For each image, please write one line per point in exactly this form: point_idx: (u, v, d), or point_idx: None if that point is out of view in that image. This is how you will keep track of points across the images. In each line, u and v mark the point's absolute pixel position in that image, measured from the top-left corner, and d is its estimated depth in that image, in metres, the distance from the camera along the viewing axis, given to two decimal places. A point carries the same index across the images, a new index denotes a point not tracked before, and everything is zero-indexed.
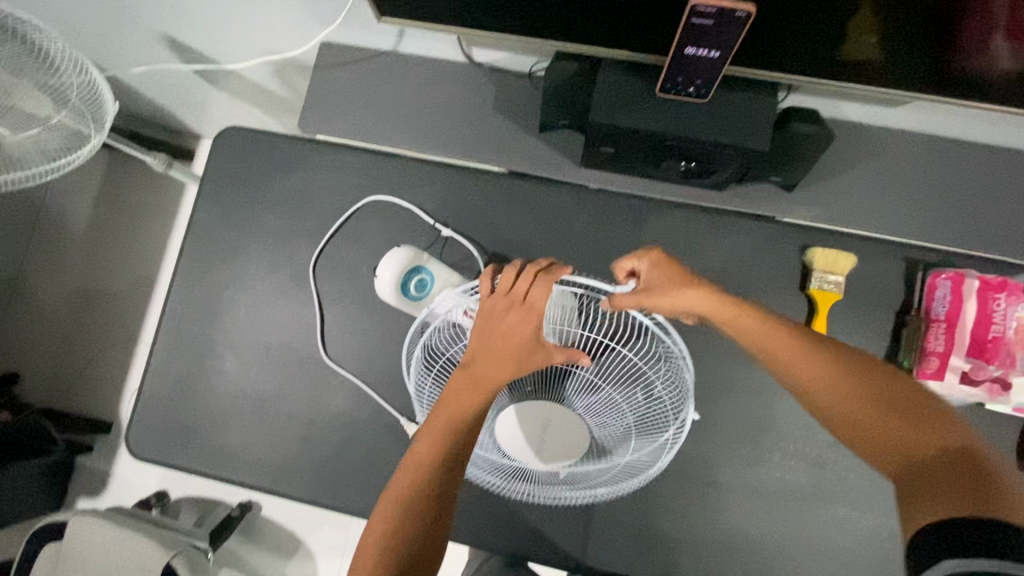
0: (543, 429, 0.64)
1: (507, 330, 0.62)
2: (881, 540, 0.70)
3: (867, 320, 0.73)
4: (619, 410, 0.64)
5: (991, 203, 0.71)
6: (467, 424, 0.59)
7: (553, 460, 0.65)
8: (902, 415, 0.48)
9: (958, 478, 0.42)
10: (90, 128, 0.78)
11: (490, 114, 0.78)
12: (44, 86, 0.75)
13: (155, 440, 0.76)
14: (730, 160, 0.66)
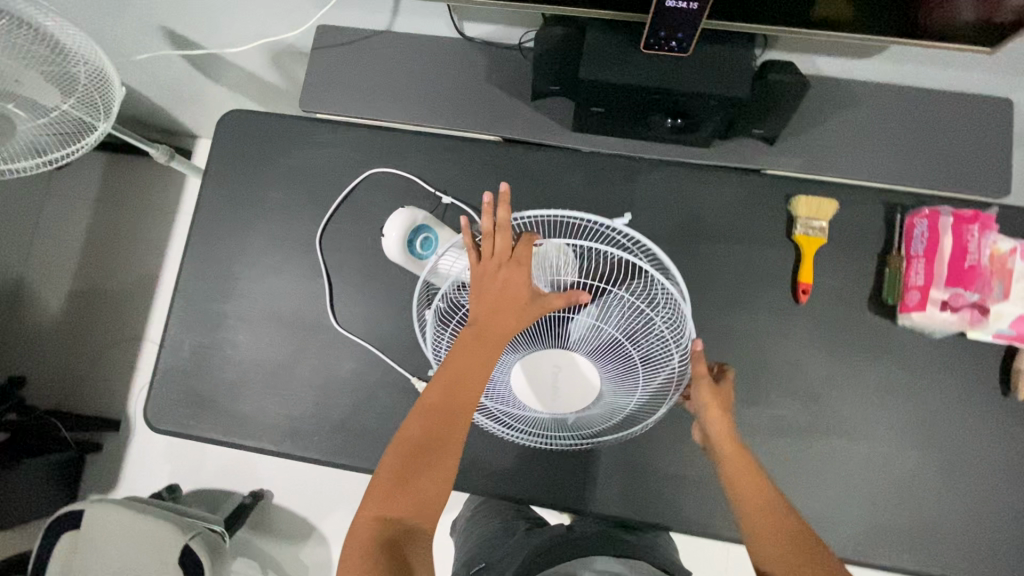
0: (555, 379, 0.66)
1: (501, 283, 0.65)
2: (876, 468, 0.73)
3: (851, 262, 0.76)
4: (621, 349, 0.65)
5: (962, 145, 0.76)
6: (473, 379, 0.63)
7: (561, 406, 0.67)
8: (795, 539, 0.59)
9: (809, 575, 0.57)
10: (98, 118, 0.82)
11: (483, 86, 0.82)
12: (51, 74, 0.76)
13: (172, 410, 0.79)
14: (714, 110, 0.69)
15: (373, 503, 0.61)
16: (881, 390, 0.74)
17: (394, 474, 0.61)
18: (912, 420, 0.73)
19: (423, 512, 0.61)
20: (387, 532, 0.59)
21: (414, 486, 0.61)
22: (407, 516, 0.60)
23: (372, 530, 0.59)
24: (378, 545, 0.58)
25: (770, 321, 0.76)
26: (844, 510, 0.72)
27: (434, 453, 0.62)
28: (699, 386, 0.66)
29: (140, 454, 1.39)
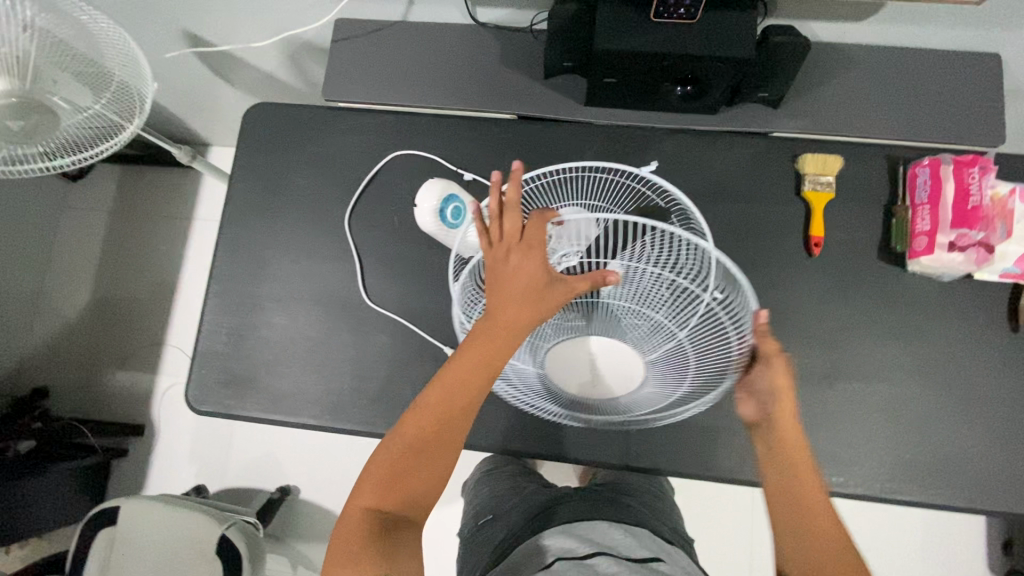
0: (590, 366, 0.69)
1: (514, 270, 0.63)
2: (896, 408, 0.76)
3: (859, 214, 0.80)
4: (643, 317, 0.66)
5: (955, 99, 0.80)
6: (481, 370, 0.64)
7: (602, 383, 0.69)
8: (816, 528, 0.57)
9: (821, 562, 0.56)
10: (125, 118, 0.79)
11: (498, 67, 0.86)
12: (84, 74, 0.76)
13: (211, 391, 0.81)
14: (722, 74, 0.73)
15: (365, 493, 0.62)
16: (895, 334, 0.77)
17: (399, 462, 0.63)
18: (927, 360, 0.77)
19: (418, 500, 0.63)
20: (380, 520, 0.61)
21: (411, 476, 0.63)
22: (403, 505, 0.63)
23: (367, 518, 0.60)
24: (376, 535, 0.59)
25: (784, 273, 0.80)
26: (868, 449, 0.75)
27: (431, 447, 0.64)
28: (771, 366, 0.60)
29: (165, 457, 1.40)
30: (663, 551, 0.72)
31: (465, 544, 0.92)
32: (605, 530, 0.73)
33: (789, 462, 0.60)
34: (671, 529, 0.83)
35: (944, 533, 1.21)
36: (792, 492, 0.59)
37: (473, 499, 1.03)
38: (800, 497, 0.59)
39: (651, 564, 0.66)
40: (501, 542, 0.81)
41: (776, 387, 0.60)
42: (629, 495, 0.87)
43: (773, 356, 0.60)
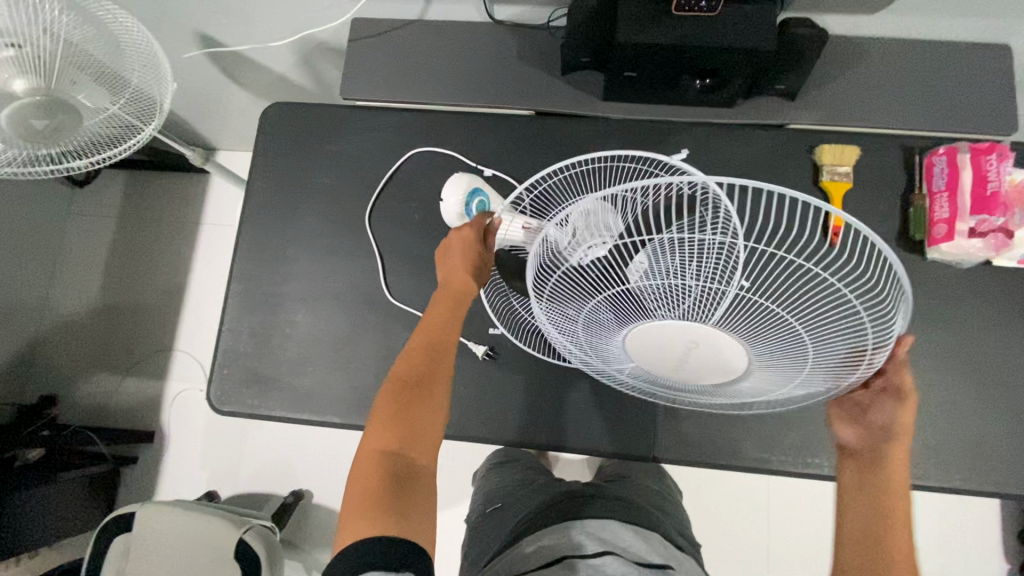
0: (686, 351, 0.58)
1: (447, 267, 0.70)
2: (920, 395, 0.76)
3: (877, 204, 0.81)
4: (668, 289, 0.52)
5: (971, 89, 0.80)
6: (442, 324, 0.67)
7: (700, 364, 0.59)
8: (877, 541, 0.56)
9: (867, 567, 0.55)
10: (140, 122, 0.79)
11: (516, 64, 0.86)
12: (103, 75, 0.75)
13: (235, 390, 0.81)
14: (741, 65, 0.73)
15: (375, 436, 0.60)
16: (917, 320, 0.78)
17: (393, 409, 0.61)
18: (949, 347, 0.77)
19: (426, 443, 0.61)
20: (389, 470, 0.58)
21: (416, 417, 0.61)
22: (411, 449, 0.60)
23: (377, 462, 0.58)
24: (385, 477, 0.57)
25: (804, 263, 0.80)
26: None
27: (431, 385, 0.63)
28: (900, 403, 0.61)
29: (176, 464, 1.39)
30: (672, 555, 0.71)
31: (472, 534, 0.92)
32: (620, 529, 0.71)
33: (873, 481, 0.60)
34: (679, 532, 0.82)
35: (964, 519, 1.20)
36: (864, 506, 0.59)
37: (483, 490, 1.02)
38: (872, 512, 0.59)
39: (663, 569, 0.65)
40: (512, 530, 0.80)
41: (896, 424, 0.61)
42: (641, 496, 0.86)
43: (904, 394, 0.61)
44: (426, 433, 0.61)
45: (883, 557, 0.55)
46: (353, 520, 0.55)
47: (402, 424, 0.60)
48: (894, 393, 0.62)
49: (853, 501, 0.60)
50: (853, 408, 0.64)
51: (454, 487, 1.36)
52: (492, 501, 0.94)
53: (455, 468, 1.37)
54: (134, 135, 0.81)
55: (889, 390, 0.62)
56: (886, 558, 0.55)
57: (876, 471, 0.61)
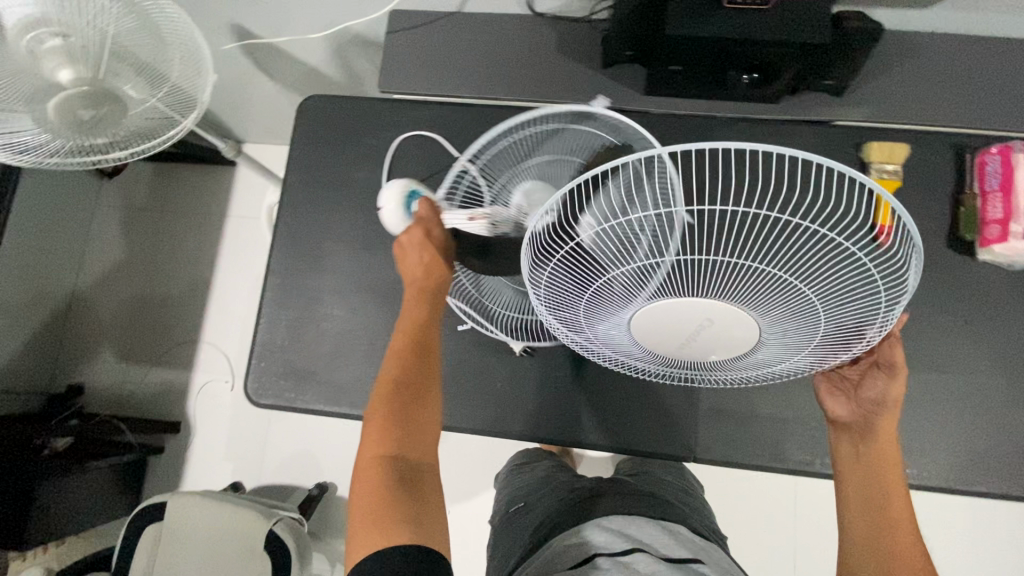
0: (697, 331, 0.55)
1: (408, 267, 0.69)
2: (968, 398, 0.75)
3: (924, 204, 0.79)
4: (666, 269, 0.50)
5: None
6: (418, 324, 0.66)
7: (710, 347, 0.57)
8: (888, 524, 0.61)
9: (879, 550, 0.60)
10: (179, 116, 0.81)
11: (556, 58, 0.85)
12: (141, 66, 0.74)
13: (272, 383, 0.81)
14: (792, 60, 0.72)
15: (372, 442, 0.58)
16: (966, 323, 0.76)
17: (387, 410, 0.60)
18: (998, 350, 0.76)
19: (424, 446, 0.60)
20: (393, 469, 0.56)
21: (411, 415, 0.60)
22: (409, 449, 0.58)
23: (377, 467, 0.56)
24: (389, 482, 0.55)
25: None
26: (940, 439, 0.74)
27: (423, 387, 0.63)
28: (892, 377, 0.64)
29: (201, 455, 1.40)
30: (703, 551, 0.69)
31: (499, 530, 0.91)
32: (650, 528, 0.69)
33: (874, 461, 0.64)
34: (711, 529, 0.79)
35: (999, 524, 1.17)
36: (866, 486, 0.64)
37: (509, 488, 1.01)
38: (878, 492, 0.63)
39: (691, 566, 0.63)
40: (540, 530, 0.78)
41: (888, 397, 0.64)
42: (672, 491, 0.83)
43: (896, 369, 0.63)
44: (422, 433, 0.60)
45: (893, 539, 0.60)
46: (361, 523, 0.53)
47: (397, 421, 0.59)
48: (883, 368, 0.64)
49: (857, 483, 0.64)
50: (845, 382, 0.68)
51: (476, 483, 1.36)
52: (519, 498, 0.93)
53: (477, 462, 1.37)
54: (170, 127, 0.82)
55: (879, 363, 0.64)
56: (894, 534, 0.60)
57: (874, 449, 0.64)
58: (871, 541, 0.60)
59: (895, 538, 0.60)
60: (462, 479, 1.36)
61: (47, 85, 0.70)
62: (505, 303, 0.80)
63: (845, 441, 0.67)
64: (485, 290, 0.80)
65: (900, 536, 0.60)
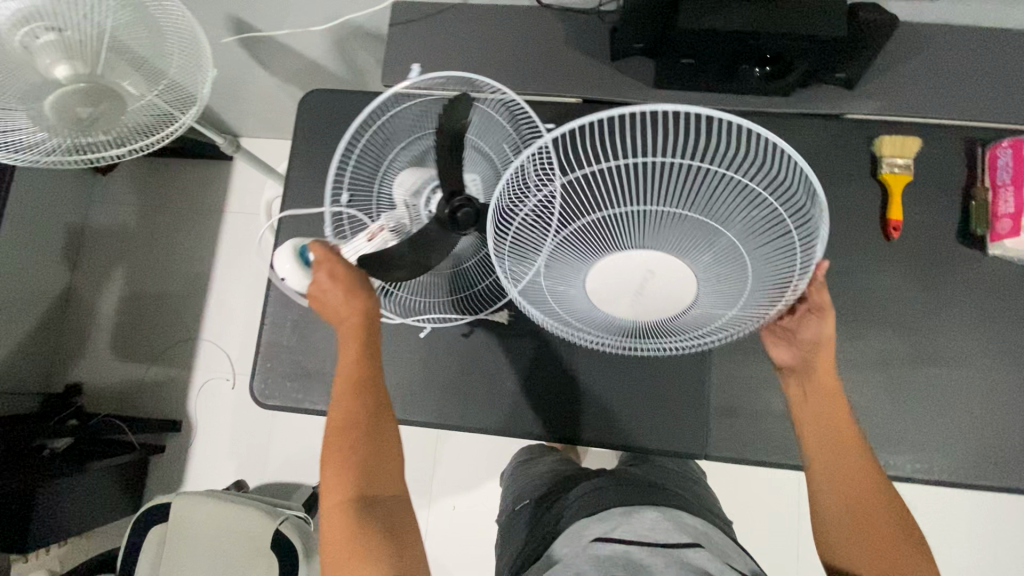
0: (644, 282, 0.60)
1: (333, 307, 0.64)
2: (978, 392, 0.75)
3: (935, 198, 0.79)
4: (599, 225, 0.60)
5: None
6: (356, 361, 0.64)
7: (662, 301, 0.61)
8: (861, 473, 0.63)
9: (860, 498, 0.62)
10: (177, 111, 0.78)
11: (564, 51, 0.84)
12: (139, 60, 0.72)
13: (278, 385, 0.80)
14: (807, 52, 0.71)
15: (334, 489, 0.59)
16: (978, 318, 0.76)
17: (344, 453, 0.60)
18: (1008, 344, 0.76)
19: (390, 482, 0.61)
20: (359, 510, 0.58)
21: (369, 452, 0.61)
22: (373, 487, 0.60)
23: (343, 515, 0.58)
24: (356, 527, 0.57)
25: (861, 259, 0.78)
26: (950, 434, 0.74)
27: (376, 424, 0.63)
28: (823, 319, 0.66)
29: (202, 454, 1.39)
30: (711, 540, 0.67)
31: (509, 527, 0.91)
32: (655, 514, 0.67)
33: (836, 413, 0.66)
34: (719, 518, 0.79)
35: (1000, 515, 1.18)
36: (830, 450, 0.65)
37: (515, 483, 1.01)
38: (842, 441, 0.65)
39: (686, 551, 0.61)
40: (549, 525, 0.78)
41: (822, 336, 0.66)
42: (681, 483, 0.83)
43: (825, 309, 0.65)
44: (385, 468, 0.61)
45: (868, 485, 0.63)
46: (341, 563, 0.56)
47: (357, 465, 0.60)
48: (811, 305, 0.66)
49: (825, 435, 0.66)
50: (783, 330, 0.69)
51: (480, 478, 1.35)
52: (526, 493, 0.92)
53: (483, 457, 1.36)
54: (168, 124, 0.80)
55: (806, 300, 0.66)
56: (864, 498, 0.62)
57: (829, 396, 0.66)
58: (854, 493, 0.63)
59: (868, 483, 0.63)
60: (466, 475, 1.36)
61: (45, 82, 0.68)
62: (447, 295, 0.78)
63: (793, 384, 0.69)
64: (425, 293, 0.78)
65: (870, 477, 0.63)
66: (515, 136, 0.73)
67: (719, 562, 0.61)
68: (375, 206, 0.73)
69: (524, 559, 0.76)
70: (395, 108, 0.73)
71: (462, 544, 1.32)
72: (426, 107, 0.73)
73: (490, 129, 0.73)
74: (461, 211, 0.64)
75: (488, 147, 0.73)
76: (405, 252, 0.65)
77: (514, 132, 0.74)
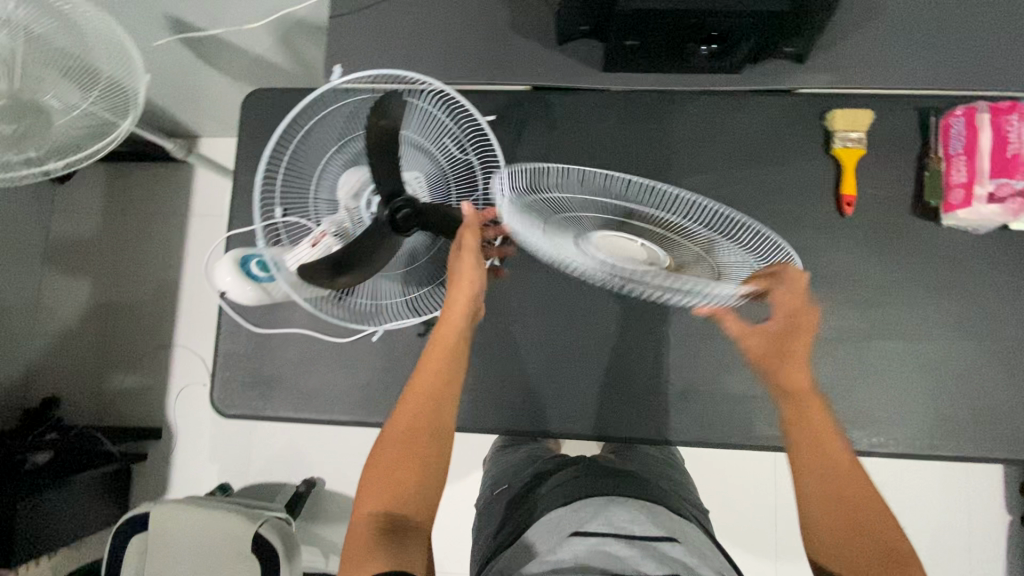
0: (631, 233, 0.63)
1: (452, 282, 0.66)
2: (932, 363, 0.76)
3: (890, 170, 0.78)
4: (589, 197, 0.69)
5: (1000, 37, 0.75)
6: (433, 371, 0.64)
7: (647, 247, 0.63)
8: (847, 493, 0.57)
9: (851, 515, 0.57)
10: (117, 117, 0.76)
11: (509, 37, 0.81)
12: (68, 69, 0.73)
13: (238, 393, 0.79)
14: (751, 28, 0.69)
15: (369, 495, 0.60)
16: (932, 289, 0.76)
17: (394, 455, 0.62)
18: (963, 314, 0.76)
19: (421, 505, 0.61)
20: (391, 520, 0.59)
21: (417, 469, 0.61)
22: (410, 506, 0.60)
23: (368, 529, 0.58)
24: (379, 541, 0.57)
25: (816, 236, 0.78)
26: (906, 405, 0.75)
27: (424, 444, 0.62)
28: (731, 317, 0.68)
29: (185, 459, 1.39)
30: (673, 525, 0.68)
31: (483, 517, 0.92)
32: (630, 506, 0.67)
33: (813, 425, 0.60)
34: (684, 498, 0.80)
35: (969, 480, 1.20)
36: (814, 445, 0.60)
37: (488, 473, 1.01)
38: (826, 457, 0.59)
39: (663, 545, 0.62)
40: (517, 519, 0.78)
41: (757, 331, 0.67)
42: (647, 467, 0.84)
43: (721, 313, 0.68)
44: (423, 494, 0.61)
45: (859, 503, 0.57)
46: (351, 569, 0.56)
47: (395, 474, 0.61)
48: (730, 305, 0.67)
49: (811, 453, 0.60)
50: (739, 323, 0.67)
51: (462, 469, 1.36)
52: (498, 484, 0.93)
53: (464, 447, 1.37)
54: (112, 133, 0.77)
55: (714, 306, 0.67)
56: (852, 516, 0.56)
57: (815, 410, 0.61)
58: (838, 513, 0.57)
59: (858, 503, 0.57)
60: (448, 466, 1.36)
61: None
62: (400, 295, 0.76)
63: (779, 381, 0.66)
64: (378, 296, 0.75)
65: (860, 494, 0.57)
66: (456, 130, 0.74)
67: (694, 557, 0.62)
68: (312, 211, 0.72)
69: (490, 552, 0.77)
70: (327, 108, 0.71)
71: (448, 533, 1.34)
72: (357, 106, 0.71)
73: (432, 126, 0.73)
74: (399, 214, 0.65)
75: (431, 145, 0.74)
76: (347, 256, 0.64)
77: (453, 125, 0.74)
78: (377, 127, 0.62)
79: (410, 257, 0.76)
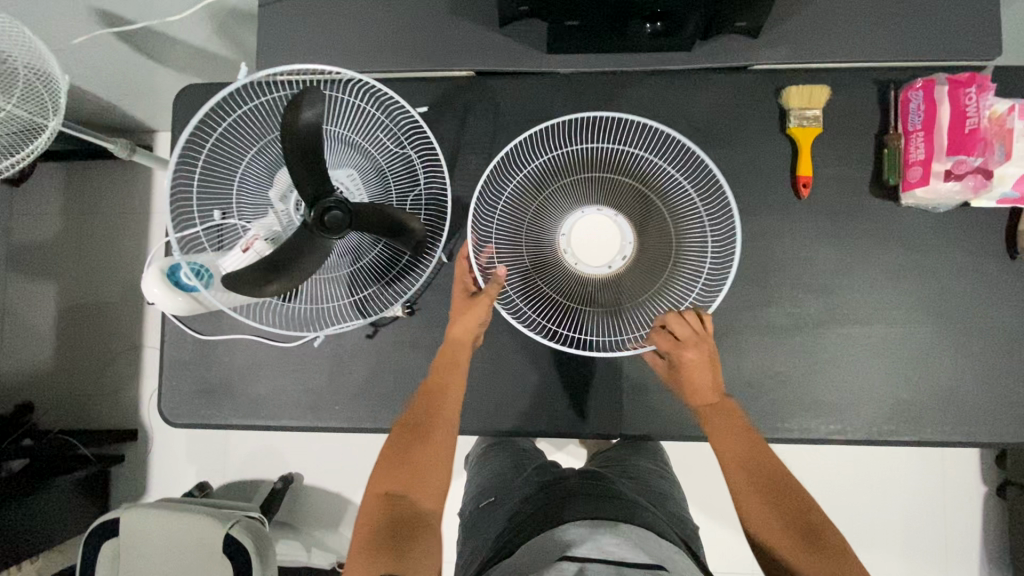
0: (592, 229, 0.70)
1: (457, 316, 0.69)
2: (890, 348, 0.74)
3: (848, 149, 0.75)
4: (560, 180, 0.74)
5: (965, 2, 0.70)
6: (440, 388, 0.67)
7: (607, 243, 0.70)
8: (772, 477, 0.60)
9: (777, 497, 0.59)
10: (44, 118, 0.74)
11: (449, 20, 0.77)
12: None
13: (186, 403, 0.78)
14: (695, 5, 0.65)
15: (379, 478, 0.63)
16: (892, 271, 0.74)
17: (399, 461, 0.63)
18: (921, 296, 0.74)
19: (428, 492, 0.62)
20: (393, 515, 0.60)
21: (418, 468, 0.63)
22: (412, 501, 0.61)
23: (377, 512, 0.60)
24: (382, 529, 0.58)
25: (772, 220, 0.75)
26: (865, 391, 0.74)
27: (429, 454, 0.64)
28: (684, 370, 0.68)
29: (163, 460, 1.39)
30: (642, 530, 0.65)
31: None
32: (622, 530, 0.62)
33: (732, 420, 0.65)
34: (644, 492, 0.79)
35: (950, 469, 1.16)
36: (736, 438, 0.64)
37: None
38: (752, 445, 0.63)
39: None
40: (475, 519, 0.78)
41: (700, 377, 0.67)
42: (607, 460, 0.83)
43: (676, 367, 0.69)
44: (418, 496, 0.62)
45: (786, 487, 0.60)
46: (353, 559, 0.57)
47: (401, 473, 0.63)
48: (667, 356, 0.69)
49: (731, 446, 0.63)
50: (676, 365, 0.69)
51: None
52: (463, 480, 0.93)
53: None
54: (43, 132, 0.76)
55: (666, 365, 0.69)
56: (780, 496, 0.59)
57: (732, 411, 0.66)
58: (764, 496, 0.59)
59: (785, 487, 0.60)
60: None
61: None
62: (344, 298, 0.74)
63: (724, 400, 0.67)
64: (320, 299, 0.74)
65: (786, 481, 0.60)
66: (389, 124, 0.73)
67: None
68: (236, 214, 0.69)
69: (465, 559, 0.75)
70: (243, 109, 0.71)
71: None
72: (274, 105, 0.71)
73: (362, 121, 0.72)
74: (328, 214, 0.60)
75: (363, 139, 0.72)
76: (278, 264, 0.62)
77: (386, 118, 0.73)
78: (298, 126, 0.60)
79: (353, 256, 0.72)
